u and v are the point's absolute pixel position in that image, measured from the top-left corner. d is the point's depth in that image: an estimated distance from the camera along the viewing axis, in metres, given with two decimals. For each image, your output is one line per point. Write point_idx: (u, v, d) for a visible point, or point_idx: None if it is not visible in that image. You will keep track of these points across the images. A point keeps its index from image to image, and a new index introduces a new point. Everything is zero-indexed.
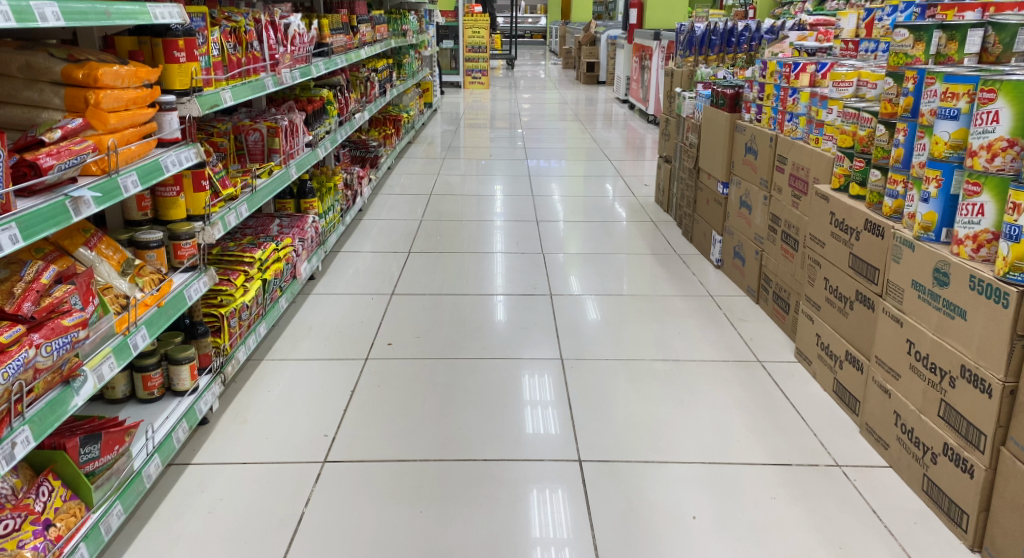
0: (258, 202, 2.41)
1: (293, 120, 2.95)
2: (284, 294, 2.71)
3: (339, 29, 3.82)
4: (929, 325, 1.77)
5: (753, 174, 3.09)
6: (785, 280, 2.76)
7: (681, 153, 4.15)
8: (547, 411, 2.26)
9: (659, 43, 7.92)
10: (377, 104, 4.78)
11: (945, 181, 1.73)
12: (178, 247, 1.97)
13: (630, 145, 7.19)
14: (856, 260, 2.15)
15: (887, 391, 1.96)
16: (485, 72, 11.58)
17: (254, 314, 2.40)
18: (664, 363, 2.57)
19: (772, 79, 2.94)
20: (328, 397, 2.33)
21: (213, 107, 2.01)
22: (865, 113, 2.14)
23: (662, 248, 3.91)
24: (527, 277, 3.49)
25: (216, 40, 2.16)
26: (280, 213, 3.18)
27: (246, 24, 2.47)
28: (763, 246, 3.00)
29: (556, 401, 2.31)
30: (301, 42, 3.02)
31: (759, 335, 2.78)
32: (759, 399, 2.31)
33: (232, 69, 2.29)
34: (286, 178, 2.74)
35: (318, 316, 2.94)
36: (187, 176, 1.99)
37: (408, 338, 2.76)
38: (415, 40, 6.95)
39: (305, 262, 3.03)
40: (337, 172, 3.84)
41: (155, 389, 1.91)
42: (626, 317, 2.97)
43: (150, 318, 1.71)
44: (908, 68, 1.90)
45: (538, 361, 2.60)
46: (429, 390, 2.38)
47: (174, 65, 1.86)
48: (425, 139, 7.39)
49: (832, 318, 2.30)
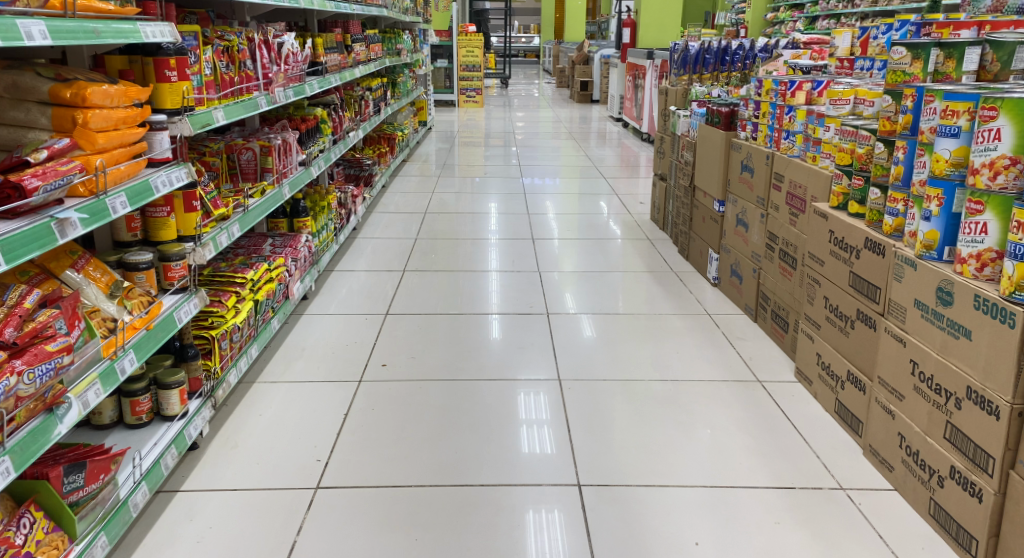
0: (250, 223, 2.38)
1: (287, 139, 2.94)
2: (276, 314, 2.67)
3: (333, 48, 3.81)
4: (933, 345, 1.74)
5: (750, 192, 3.08)
6: (783, 298, 2.74)
7: (676, 172, 4.14)
8: (543, 432, 2.22)
9: (653, 61, 7.94)
10: (372, 122, 4.76)
11: (946, 200, 1.72)
12: (168, 268, 1.93)
13: (625, 163, 7.19)
14: (857, 279, 2.12)
15: (891, 412, 1.92)
16: (479, 91, 11.64)
17: (245, 336, 2.37)
18: (663, 383, 2.53)
19: (768, 98, 2.94)
20: (321, 421, 2.28)
21: (204, 126, 1.99)
22: (863, 130, 2.13)
23: (659, 266, 3.89)
24: (524, 296, 3.45)
25: (208, 59, 2.14)
26: (272, 232, 3.15)
27: (239, 43, 2.45)
28: (760, 264, 2.97)
29: (552, 421, 2.29)
30: (295, 61, 3.01)
31: (758, 354, 2.74)
32: (760, 420, 2.28)
33: (224, 87, 2.27)
34: (278, 198, 2.71)
35: (311, 337, 2.90)
36: (177, 197, 1.96)
37: (403, 359, 2.72)
38: (410, 59, 6.95)
39: (298, 282, 2.99)
40: (331, 192, 3.80)
41: (143, 414, 1.85)
42: (623, 336, 2.93)
43: (138, 342, 1.66)
44: (906, 86, 1.90)
45: (535, 381, 2.56)
46: (425, 413, 2.34)
47: (165, 84, 1.84)
48: (419, 157, 7.39)
49: (832, 337, 2.27)
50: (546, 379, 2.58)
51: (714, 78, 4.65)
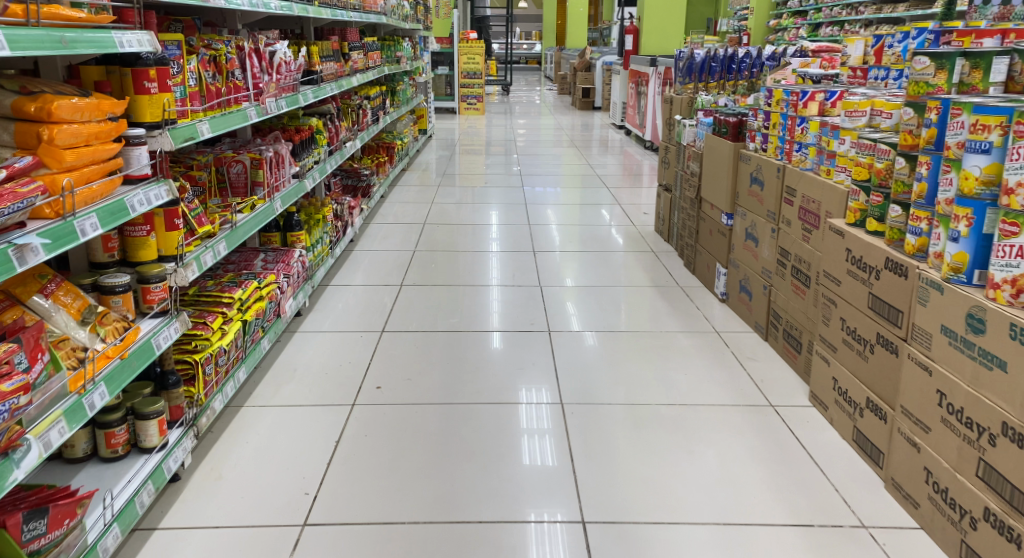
0: (237, 240, 2.28)
1: (278, 151, 2.84)
2: (266, 334, 2.56)
3: (329, 57, 3.71)
4: (963, 376, 1.63)
5: (760, 206, 2.97)
6: (796, 316, 2.62)
7: (682, 183, 4.03)
8: (544, 440, 2.23)
9: (655, 69, 7.87)
10: (370, 132, 4.67)
11: (976, 220, 1.61)
12: (147, 290, 1.81)
13: (627, 172, 7.09)
14: (876, 300, 2.00)
15: (915, 444, 1.80)
16: (480, 99, 11.57)
17: (232, 359, 2.26)
18: (671, 408, 2.41)
19: (779, 108, 2.84)
20: (311, 450, 2.17)
21: (188, 140, 1.89)
22: (882, 144, 2.02)
23: (664, 281, 3.77)
24: (525, 312, 3.34)
25: (192, 69, 2.04)
26: (264, 247, 3.04)
27: (228, 52, 2.35)
28: (771, 281, 2.86)
29: (553, 429, 2.29)
30: (288, 70, 2.90)
31: (769, 376, 2.62)
32: (774, 449, 2.16)
33: (210, 99, 2.16)
34: (269, 213, 2.61)
35: (303, 357, 2.78)
36: (158, 215, 1.85)
37: (398, 381, 2.60)
38: (410, 66, 6.86)
39: (290, 299, 2.87)
40: (327, 203, 3.69)
41: (119, 447, 1.74)
42: (628, 356, 2.82)
43: (110, 373, 1.54)
44: (930, 98, 1.80)
45: (537, 405, 2.45)
46: (420, 442, 2.22)
47: (145, 96, 1.73)
48: (419, 166, 7.30)
49: (850, 361, 2.16)
50: (548, 403, 2.46)
51: (720, 86, 4.48)
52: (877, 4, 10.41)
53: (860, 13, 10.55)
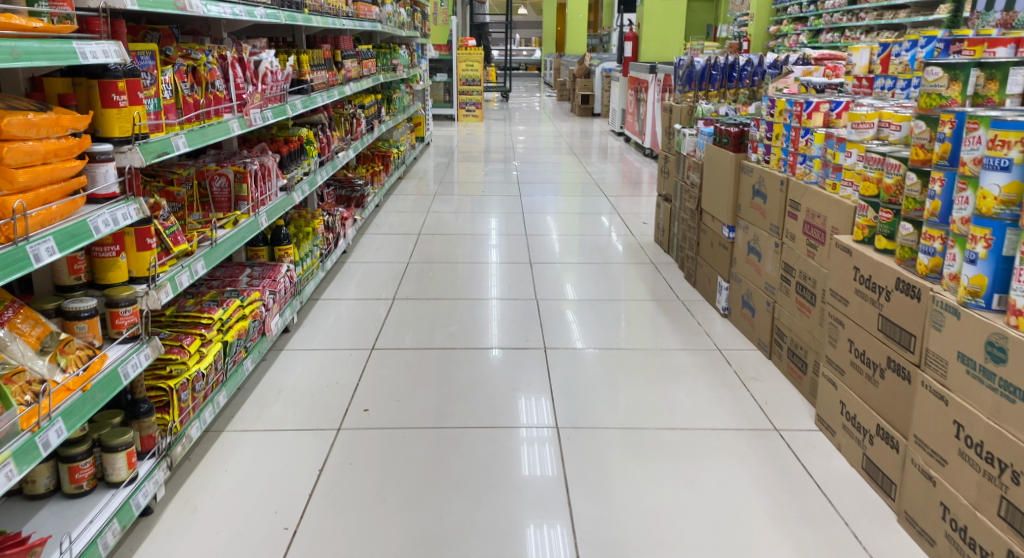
0: (217, 258, 2.18)
1: (265, 163, 2.74)
2: (249, 354, 2.46)
3: (320, 66, 3.62)
4: (982, 408, 1.53)
5: (763, 220, 2.87)
6: (801, 335, 2.52)
7: (682, 193, 3.93)
8: (543, 448, 2.24)
9: (655, 76, 7.79)
10: (364, 141, 4.58)
11: (996, 241, 1.52)
12: (116, 315, 1.71)
13: (627, 180, 6.99)
14: (886, 323, 1.90)
15: (931, 477, 1.69)
16: (479, 105, 11.51)
17: (211, 383, 2.16)
18: (672, 432, 2.31)
19: (782, 118, 2.74)
20: (293, 480, 2.07)
21: (160, 155, 1.80)
22: (892, 158, 1.93)
23: (664, 294, 3.67)
24: (521, 327, 3.23)
25: (168, 80, 1.95)
26: (251, 261, 2.94)
27: (208, 62, 2.26)
28: (775, 297, 2.76)
29: (552, 436, 2.30)
30: (275, 80, 2.81)
31: (773, 397, 2.52)
32: (779, 478, 2.06)
33: (188, 111, 2.07)
34: (253, 228, 2.52)
35: (289, 377, 2.68)
36: (129, 234, 1.76)
37: (387, 403, 2.50)
38: (407, 74, 6.78)
39: (277, 316, 2.78)
40: (318, 215, 3.59)
41: (83, 482, 1.64)
42: (627, 375, 2.72)
43: (69, 407, 1.44)
44: (944, 111, 1.70)
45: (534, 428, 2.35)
46: (407, 471, 2.12)
47: (113, 109, 1.64)
48: (416, 174, 7.21)
49: (858, 386, 2.05)
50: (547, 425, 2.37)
51: (721, 95, 4.34)
52: (878, 10, 10.38)
53: (861, 20, 10.50)
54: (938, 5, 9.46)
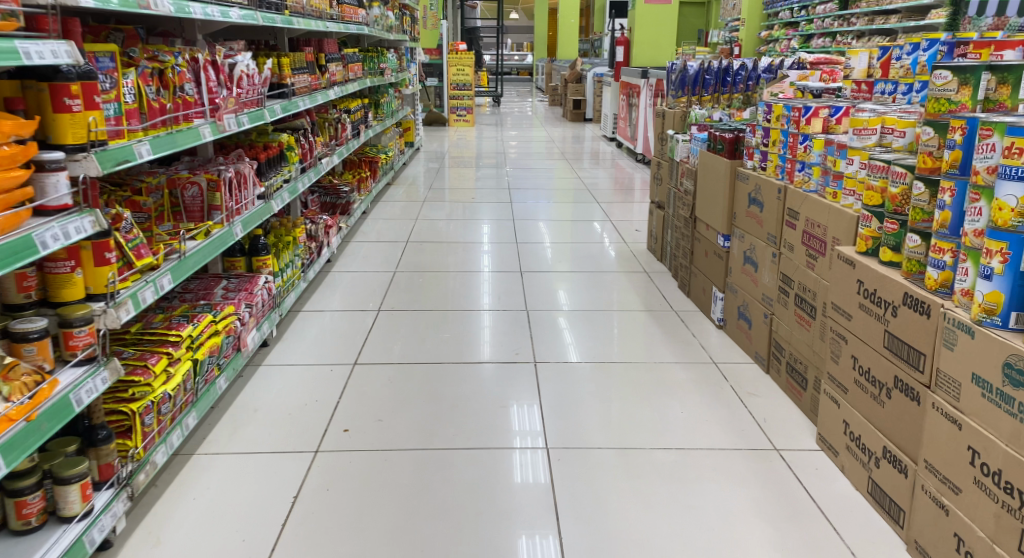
0: (184, 273, 2.07)
1: (240, 171, 2.62)
2: (222, 372, 2.34)
3: (302, 69, 3.50)
4: (999, 434, 1.42)
5: (759, 229, 2.77)
6: (800, 349, 2.42)
7: (675, 201, 3.83)
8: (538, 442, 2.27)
9: (646, 81, 7.68)
10: (349, 147, 4.46)
11: (1013, 255, 1.42)
12: (69, 335, 1.58)
13: (619, 186, 6.89)
14: (893, 340, 1.80)
15: (943, 505, 1.59)
16: (470, 110, 11.44)
17: (180, 404, 2.04)
18: (666, 453, 2.20)
19: (779, 123, 2.65)
20: (266, 508, 1.94)
21: (121, 163, 1.68)
22: (897, 166, 1.83)
23: (658, 304, 3.56)
24: (510, 340, 3.12)
25: (130, 84, 1.84)
26: (227, 273, 2.82)
27: (177, 64, 2.15)
28: (773, 308, 2.66)
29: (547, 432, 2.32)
30: (251, 84, 2.70)
31: (773, 414, 2.41)
32: (780, 503, 1.95)
33: (153, 117, 1.95)
34: (227, 239, 2.40)
35: (267, 395, 2.56)
36: (85, 248, 1.64)
37: (368, 423, 2.38)
38: (395, 78, 6.68)
39: (254, 330, 2.65)
40: (299, 223, 3.47)
41: (32, 518, 1.51)
42: (620, 390, 2.61)
43: (10, 439, 1.32)
44: (954, 117, 1.61)
45: (528, 437, 2.30)
46: (387, 497, 2.00)
47: (65, 115, 1.52)
48: (406, 179, 7.10)
49: (862, 405, 1.95)
50: (541, 432, 2.33)
51: (714, 100, 4.24)
52: (869, 15, 10.33)
53: (852, 24, 10.46)
54: (930, 9, 9.41)
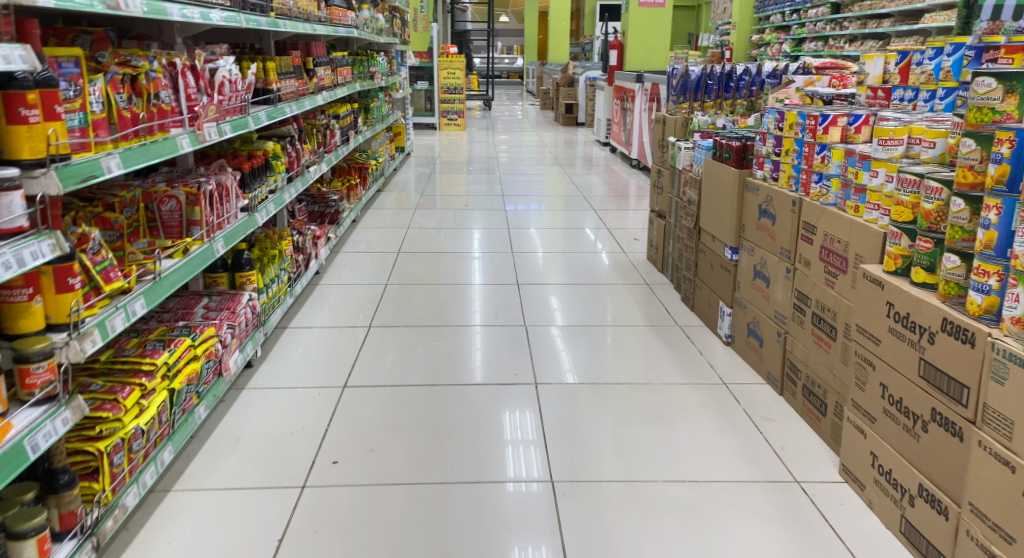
0: (158, 297, 1.91)
1: (222, 182, 2.45)
2: (201, 401, 2.18)
3: (289, 74, 3.33)
4: None
5: (771, 243, 2.64)
6: (819, 372, 2.29)
7: (678, 211, 3.70)
8: (529, 449, 2.25)
9: (641, 85, 7.56)
10: (338, 154, 4.30)
11: None
12: (25, 372, 1.41)
13: (614, 192, 6.76)
14: (930, 369, 1.66)
15: (993, 554, 1.45)
16: (461, 114, 11.29)
17: (154, 438, 1.87)
18: (680, 486, 2.05)
19: (792, 132, 2.52)
20: (248, 552, 1.78)
21: (87, 179, 1.53)
22: (931, 180, 1.70)
23: (661, 319, 3.42)
24: (508, 358, 2.97)
25: (98, 92, 1.68)
26: (209, 291, 2.66)
27: (152, 70, 1.98)
28: (787, 327, 2.53)
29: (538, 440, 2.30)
30: (235, 90, 2.54)
31: (790, 441, 2.27)
32: (806, 544, 1.81)
33: (124, 127, 1.79)
34: (206, 257, 2.24)
35: (250, 422, 2.40)
36: (46, 274, 1.48)
37: (359, 453, 2.22)
38: (385, 82, 6.53)
39: (236, 353, 2.49)
40: (286, 236, 3.30)
41: None
42: (626, 414, 2.46)
43: None
44: (1000, 128, 1.48)
45: (520, 446, 2.26)
46: (381, 538, 1.84)
47: (21, 126, 1.36)
48: (397, 185, 6.94)
49: (893, 437, 1.81)
50: (533, 441, 2.30)
51: (717, 106, 4.12)
52: (861, 19, 10.28)
53: (844, 28, 10.42)
54: (922, 14, 9.37)
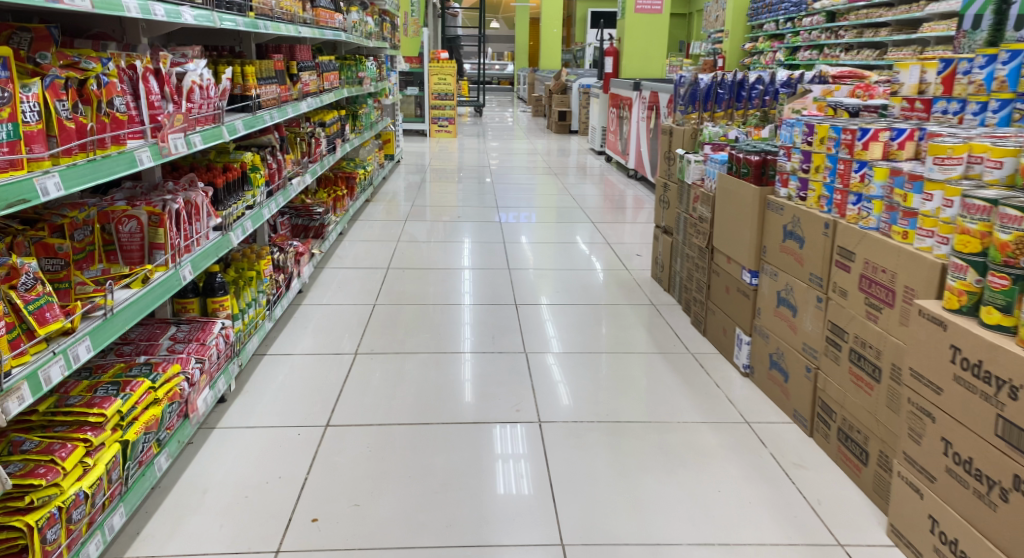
0: (109, 335, 1.64)
1: (190, 200, 2.18)
2: (162, 450, 1.91)
3: (269, 79, 3.07)
4: None
5: (799, 268, 2.40)
6: (860, 416, 2.05)
7: (686, 228, 3.47)
8: (519, 464, 2.19)
9: (637, 93, 7.34)
10: (324, 164, 4.03)
11: None
12: None
13: (610, 203, 6.52)
14: (1012, 428, 1.42)
15: None
16: (452, 121, 11.04)
17: (101, 502, 1.60)
18: (708, 550, 1.80)
19: (824, 147, 2.28)
20: None
21: (15, 205, 1.27)
22: (1009, 207, 1.46)
23: (671, 345, 3.18)
24: (507, 390, 2.71)
25: (33, 98, 1.42)
26: (177, 318, 2.39)
27: (106, 74, 1.72)
28: (818, 362, 2.29)
29: (529, 454, 2.24)
30: (208, 98, 2.28)
31: (827, 495, 2.03)
32: None
33: (67, 140, 1.52)
34: (169, 286, 1.97)
35: (220, 468, 2.13)
36: None
37: (343, 508, 1.96)
38: (375, 89, 6.26)
39: (207, 390, 2.22)
40: (266, 254, 3.03)
41: None
42: (642, 461, 2.21)
43: None
44: None
45: (510, 460, 2.21)
46: None
47: None
48: (386, 195, 6.67)
49: (962, 503, 1.58)
50: (524, 456, 2.24)
51: (727, 116, 3.90)
52: (857, 27, 10.11)
53: (839, 37, 10.24)
54: (919, 23, 9.20)
